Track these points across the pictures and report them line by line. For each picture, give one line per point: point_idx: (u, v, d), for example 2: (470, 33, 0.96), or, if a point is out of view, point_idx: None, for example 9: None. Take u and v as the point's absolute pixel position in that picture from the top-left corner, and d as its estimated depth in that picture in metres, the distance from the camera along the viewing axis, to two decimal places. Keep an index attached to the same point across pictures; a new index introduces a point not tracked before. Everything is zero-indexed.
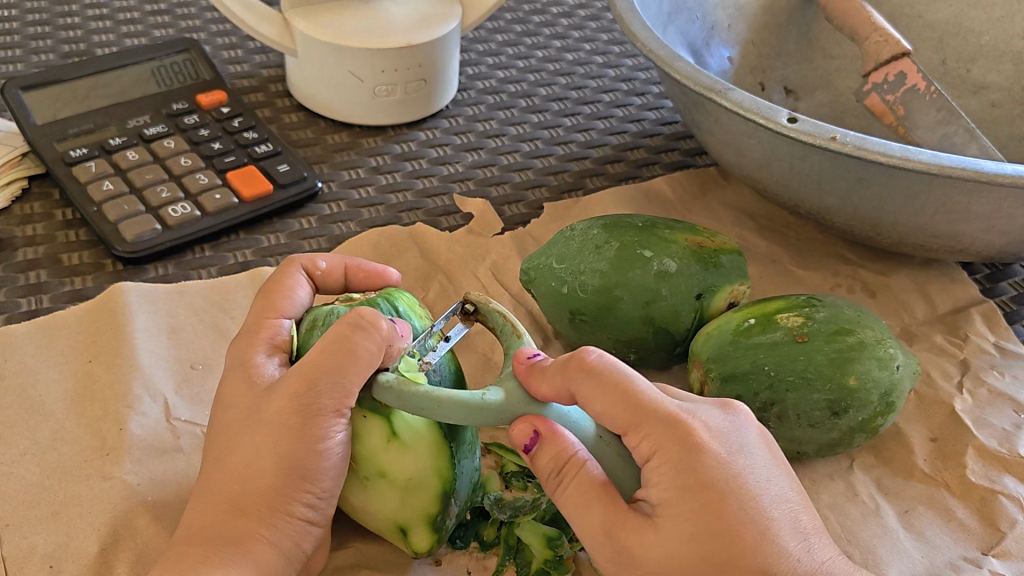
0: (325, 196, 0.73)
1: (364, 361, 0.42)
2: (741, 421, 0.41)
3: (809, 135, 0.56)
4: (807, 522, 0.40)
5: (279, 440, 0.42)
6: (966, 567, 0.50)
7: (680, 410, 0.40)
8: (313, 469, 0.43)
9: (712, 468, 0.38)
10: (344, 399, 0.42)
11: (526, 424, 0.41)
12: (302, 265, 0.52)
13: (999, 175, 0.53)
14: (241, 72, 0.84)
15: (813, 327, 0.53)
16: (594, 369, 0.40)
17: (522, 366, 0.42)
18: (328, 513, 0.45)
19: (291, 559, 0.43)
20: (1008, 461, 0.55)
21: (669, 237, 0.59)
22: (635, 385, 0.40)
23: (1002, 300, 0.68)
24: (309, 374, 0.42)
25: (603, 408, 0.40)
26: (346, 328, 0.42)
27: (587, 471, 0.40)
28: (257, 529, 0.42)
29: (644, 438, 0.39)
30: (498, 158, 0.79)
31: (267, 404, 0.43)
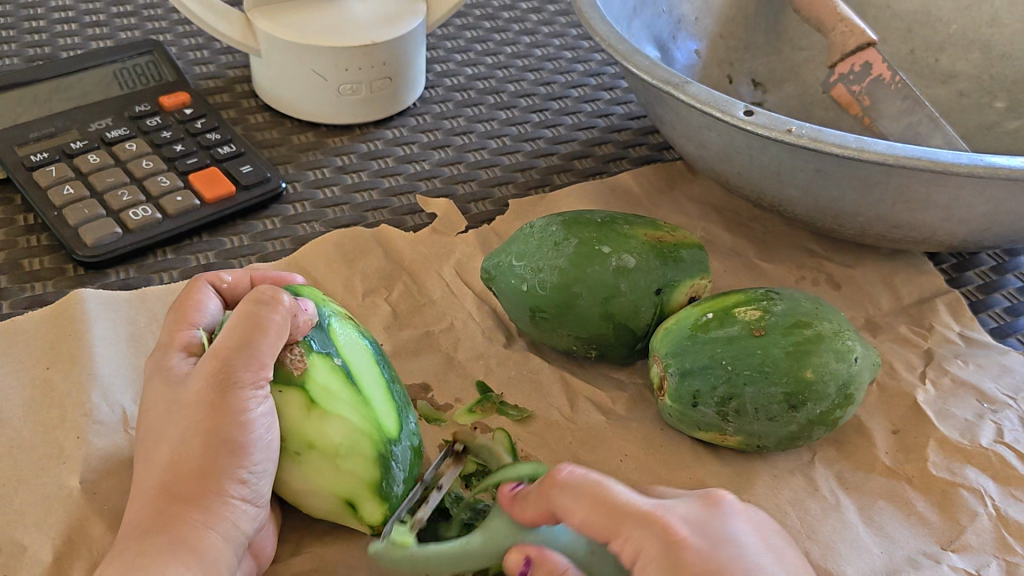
0: (289, 197, 0.73)
1: (270, 331, 0.45)
2: (728, 511, 0.41)
3: (764, 128, 0.55)
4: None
5: (200, 419, 0.43)
6: (925, 562, 0.50)
7: (656, 508, 0.40)
8: (239, 443, 0.43)
9: (695, 560, 0.37)
10: (259, 373, 0.44)
11: (518, 552, 0.42)
12: (206, 280, 0.53)
13: (955, 164, 0.53)
14: (207, 73, 0.84)
15: (770, 320, 0.53)
16: (567, 482, 0.41)
17: (506, 498, 0.45)
18: (264, 494, 0.45)
19: (233, 541, 0.43)
20: (969, 452, 0.55)
21: (629, 233, 0.59)
22: (610, 489, 0.41)
23: (968, 290, 0.68)
24: (220, 353, 0.44)
25: (581, 519, 0.40)
26: (249, 305, 0.45)
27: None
28: (192, 515, 0.42)
29: (625, 540, 0.39)
30: (465, 156, 0.78)
31: (186, 390, 0.44)
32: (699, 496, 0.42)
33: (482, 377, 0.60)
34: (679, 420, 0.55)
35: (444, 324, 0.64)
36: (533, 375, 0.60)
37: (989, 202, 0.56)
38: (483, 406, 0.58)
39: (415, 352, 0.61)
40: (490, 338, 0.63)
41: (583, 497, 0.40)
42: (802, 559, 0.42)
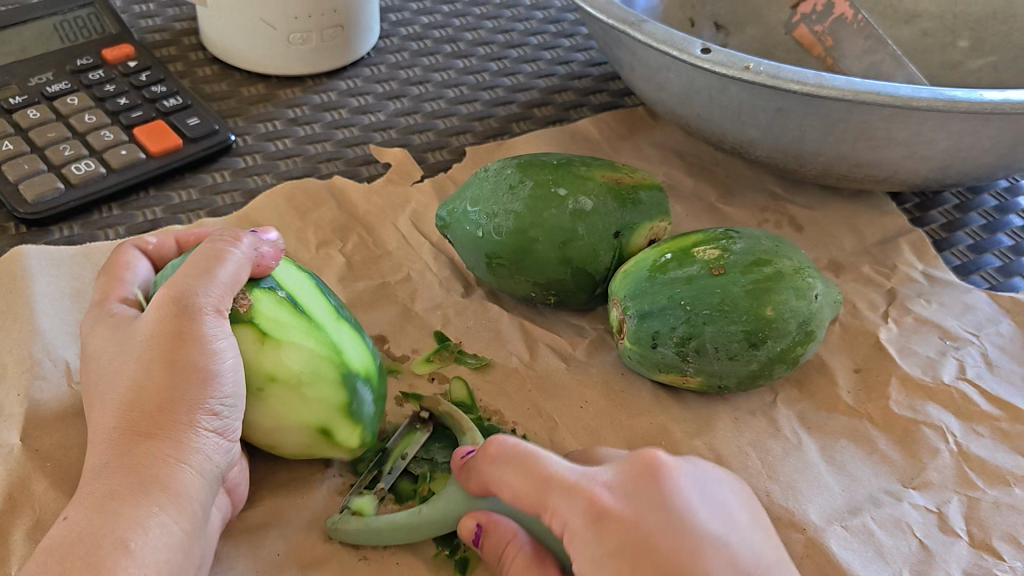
0: (239, 149, 0.71)
1: (229, 261, 0.45)
2: (665, 466, 0.39)
3: (722, 66, 0.54)
4: (747, 561, 0.36)
5: (163, 349, 0.41)
6: (886, 501, 0.49)
7: (582, 477, 0.38)
8: (206, 372, 0.41)
9: (615, 536, 0.36)
10: (219, 298, 0.43)
11: (468, 519, 0.44)
12: (131, 245, 0.51)
13: (915, 98, 0.51)
14: (152, 26, 0.81)
15: (730, 259, 0.52)
16: (498, 456, 0.41)
17: (458, 462, 0.45)
18: (234, 426, 0.43)
19: (205, 476, 0.41)
20: (932, 389, 0.55)
21: (586, 174, 0.57)
22: (538, 461, 0.40)
23: (931, 229, 0.67)
24: (177, 282, 0.43)
25: (514, 495, 0.40)
26: (208, 243, 0.45)
27: (523, 553, 0.42)
28: (162, 450, 0.40)
29: (554, 516, 0.38)
30: (422, 106, 0.76)
31: (145, 324, 0.42)
32: (634, 452, 0.40)
33: (440, 327, 0.59)
34: (640, 362, 0.54)
35: (400, 275, 0.62)
36: (491, 324, 0.59)
37: (951, 136, 0.55)
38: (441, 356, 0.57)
39: (370, 304, 0.60)
40: (447, 288, 0.62)
41: (513, 474, 0.40)
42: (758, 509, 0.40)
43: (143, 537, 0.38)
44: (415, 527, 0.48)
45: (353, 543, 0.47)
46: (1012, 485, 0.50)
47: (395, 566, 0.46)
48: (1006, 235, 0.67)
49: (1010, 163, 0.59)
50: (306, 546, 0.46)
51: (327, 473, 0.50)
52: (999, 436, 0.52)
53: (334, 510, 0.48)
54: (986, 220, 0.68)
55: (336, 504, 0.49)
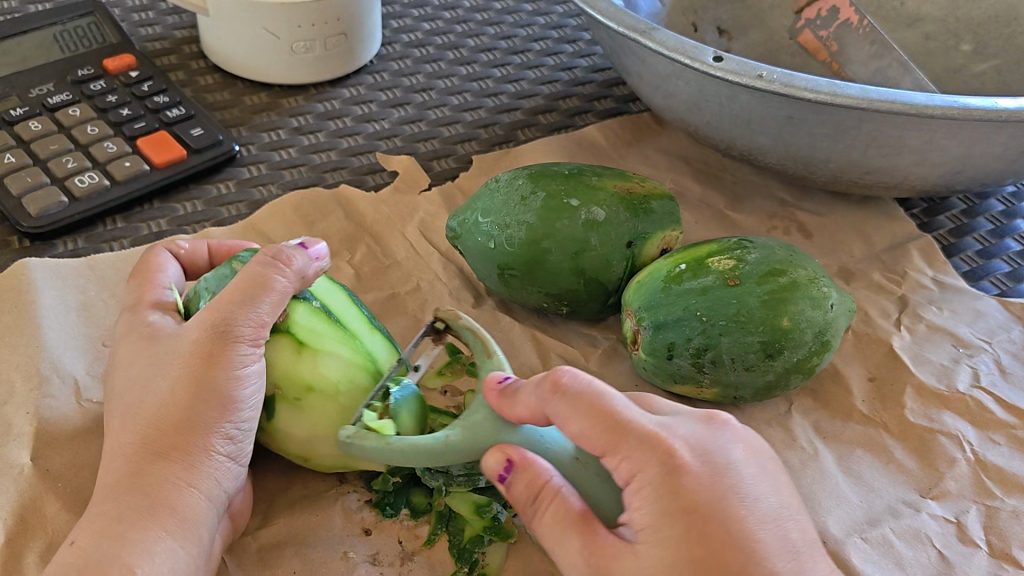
0: (243, 159, 0.70)
1: (276, 293, 0.43)
2: (727, 435, 0.39)
3: (734, 74, 0.53)
4: (804, 542, 0.37)
5: (190, 370, 0.41)
6: (905, 511, 0.49)
7: (661, 428, 0.38)
8: (229, 397, 0.41)
9: (692, 492, 0.36)
10: (257, 330, 0.43)
11: (499, 453, 0.40)
12: (164, 247, 0.51)
13: (929, 106, 0.51)
14: (152, 35, 0.80)
15: (744, 269, 0.52)
16: (567, 389, 0.38)
17: (494, 393, 0.42)
18: (246, 449, 0.43)
19: (214, 501, 0.41)
20: (946, 397, 0.55)
21: (597, 184, 0.57)
22: (611, 401, 0.38)
23: (940, 234, 0.67)
24: (220, 307, 0.42)
25: (578, 431, 0.38)
26: (254, 267, 0.43)
27: (562, 498, 0.39)
28: (175, 474, 0.40)
29: (622, 461, 0.37)
30: (426, 113, 0.76)
31: (180, 341, 0.42)
32: (697, 415, 0.40)
33: None
34: (654, 373, 0.53)
35: (410, 286, 0.62)
36: (503, 334, 0.59)
37: (963, 143, 0.55)
38: (453, 369, 0.54)
39: (380, 316, 0.59)
40: (457, 298, 0.61)
41: (582, 411, 0.38)
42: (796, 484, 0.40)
43: (151, 563, 0.38)
44: (431, 543, 0.48)
45: (370, 560, 0.47)
46: None
47: None
48: (1014, 240, 0.67)
49: (1020, 169, 0.59)
50: (324, 565, 0.46)
51: (341, 488, 0.50)
52: (1015, 444, 0.52)
53: (350, 527, 0.48)
54: (994, 225, 0.68)
55: (351, 520, 0.48)
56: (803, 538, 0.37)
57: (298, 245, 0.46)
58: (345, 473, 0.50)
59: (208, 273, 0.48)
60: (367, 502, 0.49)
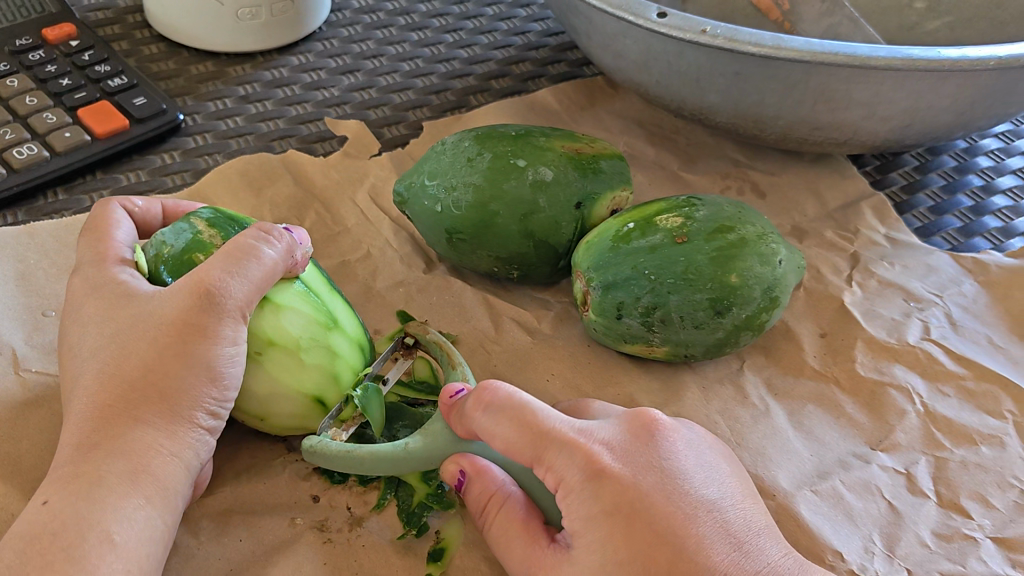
0: (189, 129, 0.68)
1: (263, 265, 0.43)
2: (654, 432, 0.41)
3: (678, 31, 0.53)
4: (738, 529, 0.39)
5: (177, 338, 0.40)
6: (855, 464, 0.49)
7: (581, 434, 0.39)
8: (214, 369, 0.41)
9: (611, 494, 0.38)
10: (246, 300, 0.42)
11: (451, 464, 0.43)
12: (118, 203, 0.49)
13: (873, 57, 0.51)
14: (94, 4, 0.78)
15: (692, 227, 0.51)
16: (492, 403, 0.40)
17: (446, 404, 0.43)
18: (223, 421, 0.42)
19: (190, 471, 0.41)
20: (896, 350, 0.55)
21: (545, 145, 0.56)
22: (535, 412, 0.40)
23: (892, 191, 0.67)
24: (211, 271, 0.41)
25: (503, 439, 0.40)
26: (249, 239, 0.43)
27: (508, 507, 0.41)
28: (156, 439, 0.39)
29: (547, 470, 0.39)
30: (377, 80, 0.75)
31: (163, 307, 0.41)
32: (627, 416, 0.42)
33: (402, 305, 0.57)
34: (605, 334, 0.53)
35: (360, 253, 0.60)
36: (454, 299, 0.58)
37: (910, 95, 0.55)
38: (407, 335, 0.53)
39: None
40: (408, 264, 0.60)
41: (508, 423, 0.39)
42: (731, 473, 0.42)
43: (129, 529, 0.37)
44: (382, 507, 0.47)
45: (319, 526, 0.46)
46: (978, 443, 0.50)
47: (363, 549, 0.45)
48: (966, 195, 0.67)
49: (969, 122, 0.59)
50: (270, 531, 0.45)
51: (289, 457, 0.49)
52: (964, 395, 0.53)
53: (298, 495, 0.47)
54: (946, 180, 0.68)
55: (300, 488, 0.48)
56: (738, 523, 0.39)
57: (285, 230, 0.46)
58: (294, 442, 0.50)
59: (165, 228, 0.47)
60: (316, 469, 0.49)
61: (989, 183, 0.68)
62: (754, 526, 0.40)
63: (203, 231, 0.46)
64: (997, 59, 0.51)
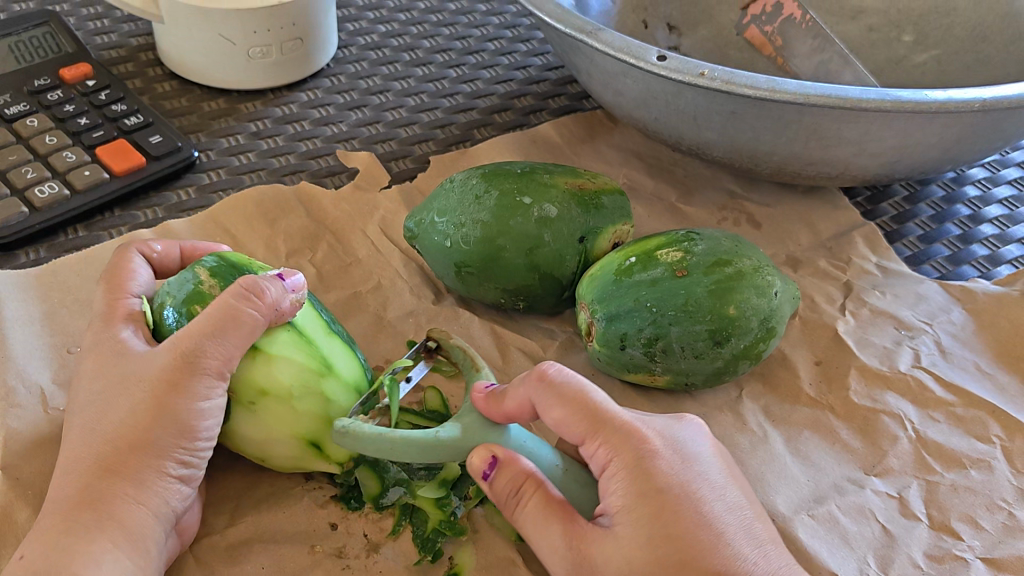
0: (203, 165, 0.71)
1: (246, 325, 0.44)
2: (693, 431, 0.43)
3: (678, 73, 0.55)
4: (762, 532, 0.41)
5: (154, 395, 0.42)
6: (850, 489, 0.51)
7: (635, 421, 0.41)
8: (188, 425, 0.43)
9: (662, 475, 0.39)
10: (223, 363, 0.43)
11: (485, 449, 0.41)
12: (137, 249, 0.52)
13: (863, 99, 0.53)
14: (108, 43, 0.81)
15: (692, 260, 0.54)
16: (554, 379, 0.41)
17: (481, 398, 0.44)
18: (197, 472, 0.45)
19: (162, 519, 0.43)
20: (888, 378, 0.57)
21: (549, 182, 0.58)
22: (593, 395, 0.41)
23: (883, 221, 0.70)
24: (193, 336, 0.43)
25: (560, 418, 0.41)
26: (231, 298, 0.44)
27: (544, 490, 0.41)
28: (126, 492, 0.41)
29: (600, 446, 0.40)
30: (384, 115, 0.77)
31: (146, 365, 0.43)
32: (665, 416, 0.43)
33: (413, 336, 0.59)
34: (609, 364, 0.55)
35: (371, 285, 0.63)
36: (462, 329, 0.60)
37: (898, 134, 0.57)
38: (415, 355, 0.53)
39: (342, 316, 0.60)
40: (417, 296, 0.62)
41: (568, 401, 0.40)
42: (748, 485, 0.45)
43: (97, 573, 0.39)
44: (396, 534, 0.49)
45: (336, 553, 0.48)
46: (967, 467, 0.53)
47: None
48: (954, 224, 0.69)
49: (956, 157, 0.62)
50: (290, 559, 0.47)
51: (307, 485, 0.51)
52: (954, 420, 0.55)
53: (316, 522, 0.49)
54: (935, 210, 0.70)
55: (317, 516, 0.49)
56: (760, 525, 0.41)
57: (276, 277, 0.46)
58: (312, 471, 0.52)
59: (173, 277, 0.49)
60: (332, 497, 0.50)
61: (977, 213, 0.70)
62: (772, 534, 0.42)
63: (205, 282, 0.47)
64: (980, 101, 0.53)
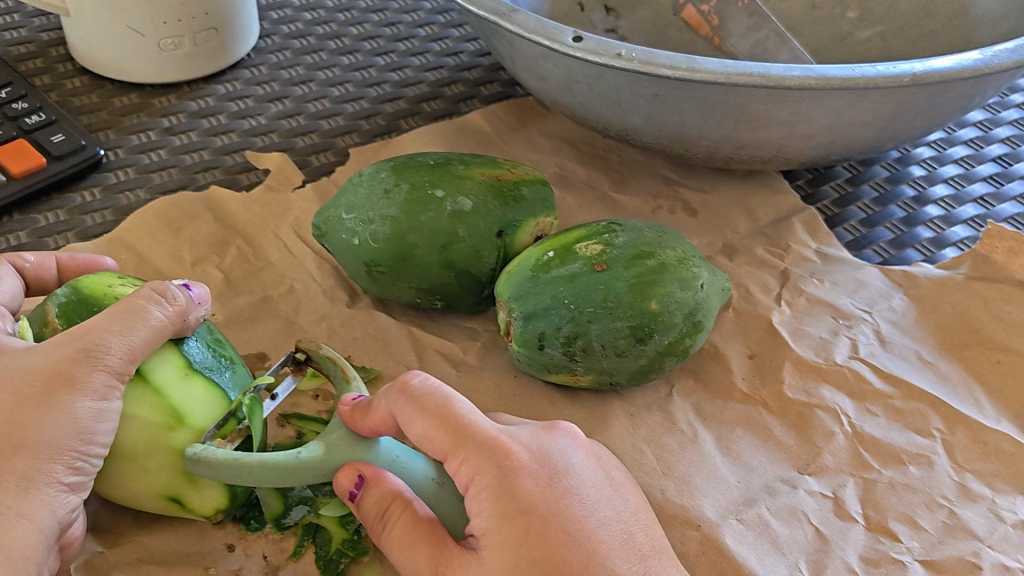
0: (110, 164, 0.67)
1: (148, 322, 0.41)
2: (567, 441, 0.40)
3: (594, 54, 0.52)
4: (645, 544, 0.39)
5: (41, 392, 0.37)
6: (782, 489, 0.49)
7: (502, 433, 0.38)
8: (83, 426, 0.38)
9: (529, 493, 0.37)
10: (124, 362, 0.40)
11: (350, 468, 0.40)
12: (5, 261, 0.48)
13: (788, 76, 0.50)
14: (16, 39, 0.77)
15: (612, 253, 0.51)
16: (415, 392, 0.38)
17: (347, 408, 0.41)
18: (87, 483, 0.39)
19: (45, 534, 0.37)
20: (825, 370, 0.54)
21: (464, 173, 0.55)
22: (456, 407, 0.38)
23: (823, 205, 0.67)
24: (94, 327, 0.39)
25: (422, 433, 0.38)
26: (140, 298, 0.41)
27: (412, 511, 0.39)
28: (3, 501, 0.36)
29: (462, 464, 0.37)
30: (305, 106, 0.73)
31: (32, 359, 0.38)
32: (538, 424, 0.41)
33: (325, 341, 0.56)
34: (529, 365, 0.52)
35: (283, 287, 0.59)
36: (378, 332, 0.57)
37: (830, 113, 0.54)
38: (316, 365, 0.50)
39: (250, 321, 0.57)
40: (332, 298, 0.59)
41: (428, 416, 0.38)
42: (635, 487, 0.42)
43: None
44: (297, 555, 0.46)
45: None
46: (906, 464, 0.50)
47: None
48: (897, 206, 0.67)
49: (894, 136, 0.59)
50: None
51: None
52: (892, 414, 0.52)
53: (211, 543, 0.46)
54: (878, 192, 0.68)
55: (212, 537, 0.46)
56: (641, 536, 0.39)
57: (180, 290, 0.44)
58: None
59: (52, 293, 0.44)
60: (231, 516, 0.47)
61: (921, 193, 0.68)
62: (657, 544, 0.39)
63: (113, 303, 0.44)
64: (911, 75, 0.50)
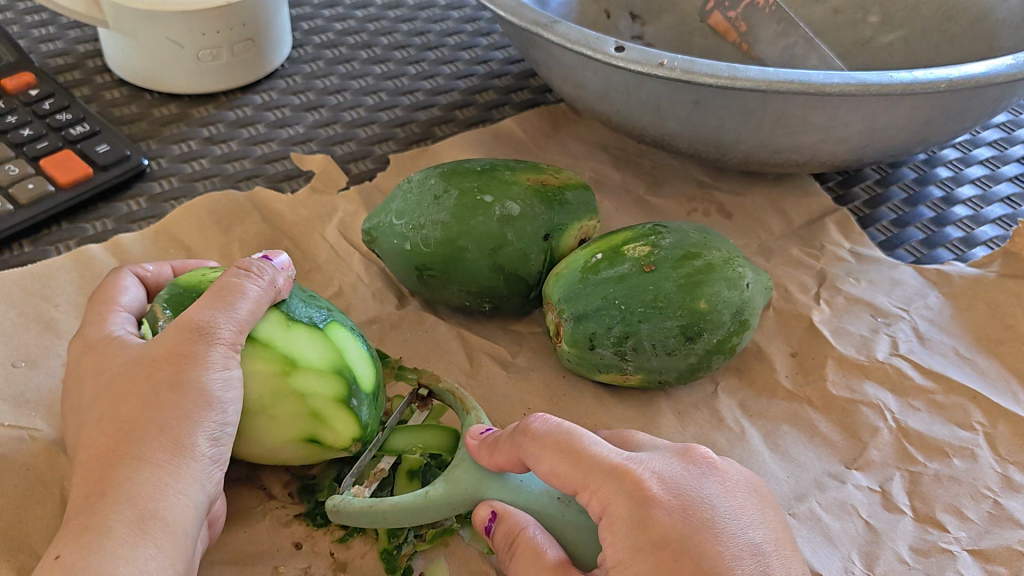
0: (154, 173, 0.68)
1: (243, 296, 0.43)
2: (700, 470, 0.39)
3: (638, 64, 0.53)
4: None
5: (167, 371, 0.40)
6: (831, 484, 0.50)
7: (628, 461, 0.38)
8: (211, 394, 0.40)
9: (659, 525, 0.36)
10: (235, 333, 0.42)
11: (484, 505, 0.42)
12: (131, 270, 0.50)
13: (829, 83, 0.51)
14: (54, 51, 0.78)
15: (659, 255, 0.52)
16: (539, 433, 0.39)
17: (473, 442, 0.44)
18: (226, 457, 0.41)
19: (197, 508, 0.39)
20: (867, 367, 0.56)
21: (510, 179, 0.56)
22: (581, 441, 0.39)
23: (855, 206, 0.68)
24: (195, 311, 0.42)
25: (550, 473, 0.39)
26: (231, 277, 0.44)
27: (532, 545, 0.39)
28: (161, 478, 0.37)
29: (593, 496, 0.37)
30: (341, 115, 0.75)
31: (154, 345, 0.41)
32: (675, 451, 0.40)
33: (378, 344, 0.57)
34: (579, 364, 0.53)
35: (331, 290, 0.60)
36: (428, 333, 0.58)
37: (865, 118, 0.56)
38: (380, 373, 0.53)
39: None
40: (381, 299, 0.60)
41: (551, 451, 0.38)
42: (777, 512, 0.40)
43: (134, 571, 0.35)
44: (346, 542, 0.47)
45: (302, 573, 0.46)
46: (951, 457, 0.51)
47: None
48: (927, 207, 0.68)
49: (928, 138, 0.60)
50: None
51: (269, 504, 0.48)
52: (934, 408, 0.53)
53: (280, 542, 0.47)
54: (907, 193, 0.69)
55: (282, 535, 0.47)
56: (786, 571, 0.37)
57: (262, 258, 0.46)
58: (273, 489, 0.49)
59: (161, 293, 0.47)
60: (297, 514, 0.48)
61: (950, 194, 0.69)
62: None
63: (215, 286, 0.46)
64: (947, 81, 0.52)
